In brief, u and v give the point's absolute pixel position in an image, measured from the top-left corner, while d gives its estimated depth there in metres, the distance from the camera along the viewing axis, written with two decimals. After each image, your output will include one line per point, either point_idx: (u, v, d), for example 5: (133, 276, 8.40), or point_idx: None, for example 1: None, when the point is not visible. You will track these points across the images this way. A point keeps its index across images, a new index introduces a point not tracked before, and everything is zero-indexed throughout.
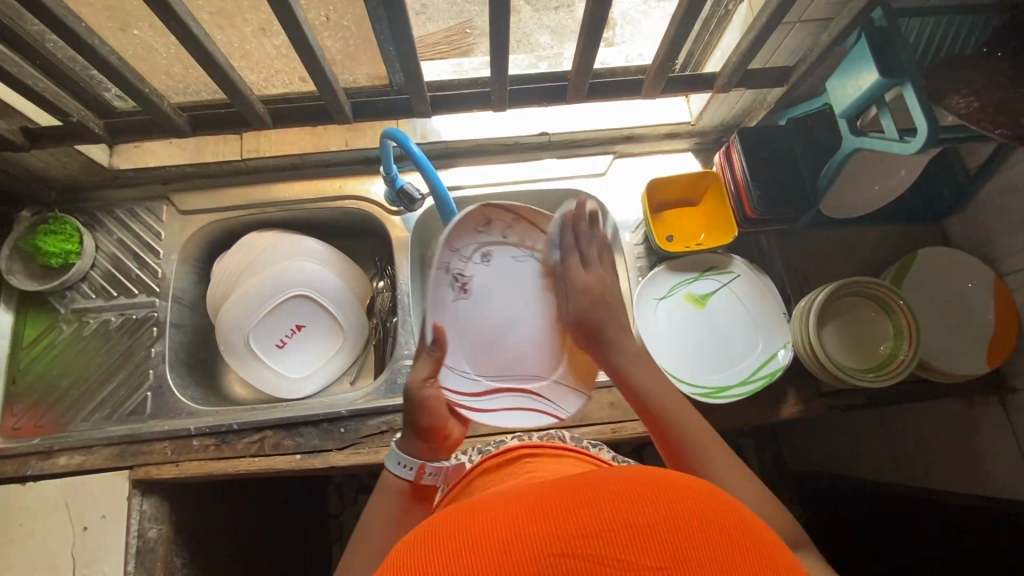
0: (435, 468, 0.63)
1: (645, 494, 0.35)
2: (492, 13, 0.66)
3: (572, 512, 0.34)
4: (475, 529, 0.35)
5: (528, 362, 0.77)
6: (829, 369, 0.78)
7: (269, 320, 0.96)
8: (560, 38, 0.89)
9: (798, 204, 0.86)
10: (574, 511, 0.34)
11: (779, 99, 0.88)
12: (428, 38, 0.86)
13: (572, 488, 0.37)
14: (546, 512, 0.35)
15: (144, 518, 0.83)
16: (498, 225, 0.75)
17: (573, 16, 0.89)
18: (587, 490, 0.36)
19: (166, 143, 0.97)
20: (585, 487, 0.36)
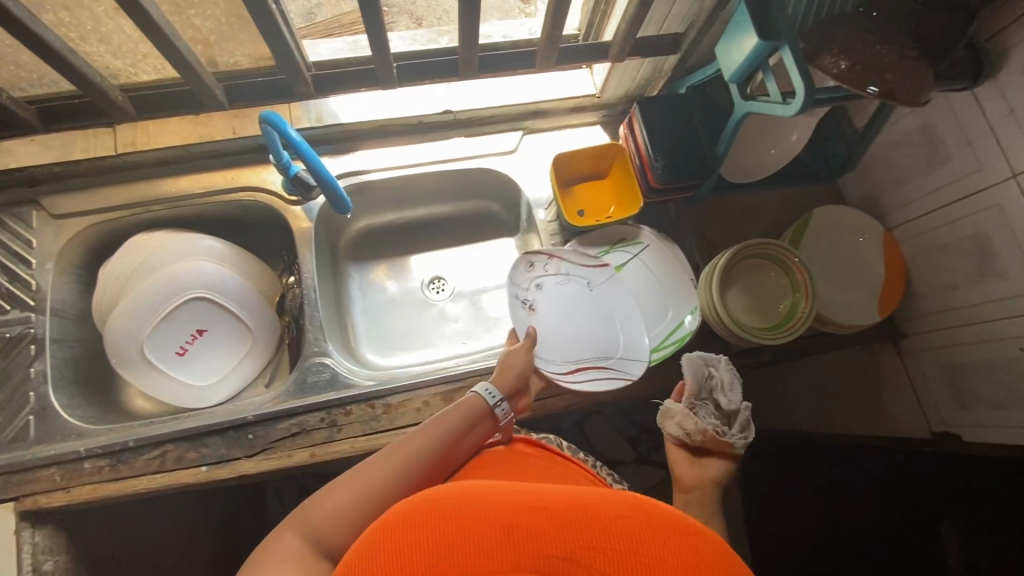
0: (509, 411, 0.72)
1: (645, 518, 0.41)
2: None
3: (580, 526, 0.39)
4: (495, 516, 0.40)
5: (595, 343, 0.85)
6: (731, 330, 0.81)
7: (165, 326, 0.90)
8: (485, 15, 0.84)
9: (701, 171, 0.87)
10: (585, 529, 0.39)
11: (675, 67, 0.89)
12: (348, 16, 0.81)
13: (577, 500, 0.42)
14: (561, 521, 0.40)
15: (38, 551, 0.78)
16: (544, 261, 0.89)
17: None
18: (591, 507, 0.41)
19: (27, 141, 0.88)
20: (589, 505, 0.42)
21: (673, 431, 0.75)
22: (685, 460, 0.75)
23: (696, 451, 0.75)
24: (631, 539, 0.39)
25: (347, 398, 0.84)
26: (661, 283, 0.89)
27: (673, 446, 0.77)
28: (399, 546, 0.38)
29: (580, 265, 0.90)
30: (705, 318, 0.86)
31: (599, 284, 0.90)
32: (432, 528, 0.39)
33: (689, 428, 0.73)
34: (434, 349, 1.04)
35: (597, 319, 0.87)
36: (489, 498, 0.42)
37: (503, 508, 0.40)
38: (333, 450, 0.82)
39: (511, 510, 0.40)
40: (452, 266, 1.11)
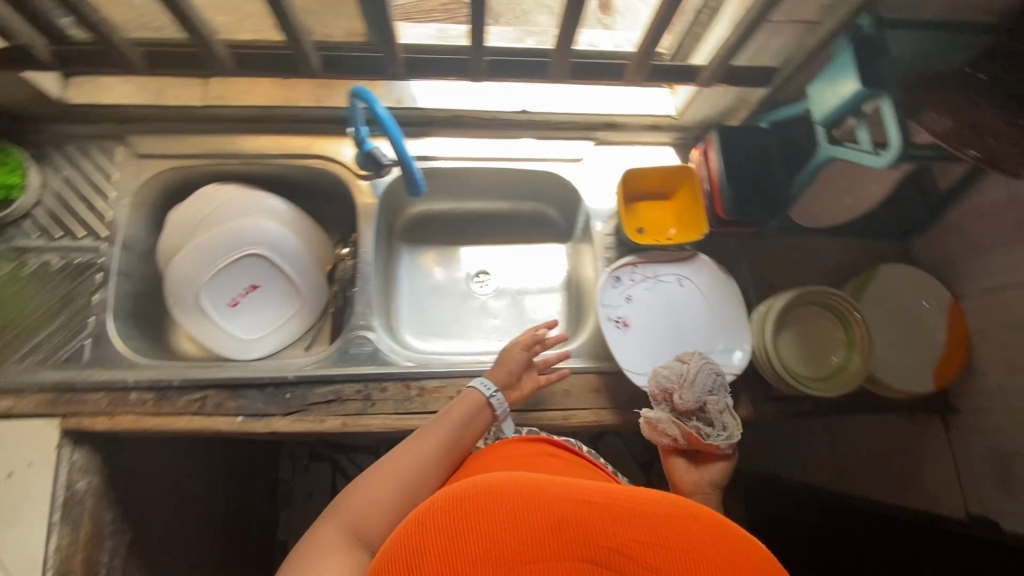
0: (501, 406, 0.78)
1: (695, 518, 0.38)
2: None
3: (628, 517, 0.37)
4: (539, 507, 0.37)
5: (693, 344, 0.85)
6: (781, 375, 0.80)
7: (222, 277, 0.93)
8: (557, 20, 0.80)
9: (770, 210, 0.86)
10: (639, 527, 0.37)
11: (761, 100, 0.88)
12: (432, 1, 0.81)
13: (626, 496, 0.39)
14: (612, 518, 0.37)
15: (75, 469, 0.81)
16: (629, 271, 0.89)
17: None
18: (644, 506, 0.39)
19: (125, 81, 0.92)
20: (636, 499, 0.39)
21: (662, 439, 0.74)
22: (683, 467, 0.75)
23: (691, 457, 0.75)
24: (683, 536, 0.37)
25: (385, 374, 0.86)
26: (714, 312, 0.88)
27: (668, 455, 0.77)
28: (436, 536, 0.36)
29: (669, 267, 0.90)
30: (756, 358, 0.85)
31: (690, 278, 0.89)
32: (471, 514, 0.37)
33: (673, 433, 0.73)
34: (471, 341, 1.05)
35: (691, 318, 0.87)
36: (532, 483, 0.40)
37: (549, 499, 0.38)
38: (365, 423, 0.83)
39: (556, 498, 0.38)
40: (500, 262, 1.11)
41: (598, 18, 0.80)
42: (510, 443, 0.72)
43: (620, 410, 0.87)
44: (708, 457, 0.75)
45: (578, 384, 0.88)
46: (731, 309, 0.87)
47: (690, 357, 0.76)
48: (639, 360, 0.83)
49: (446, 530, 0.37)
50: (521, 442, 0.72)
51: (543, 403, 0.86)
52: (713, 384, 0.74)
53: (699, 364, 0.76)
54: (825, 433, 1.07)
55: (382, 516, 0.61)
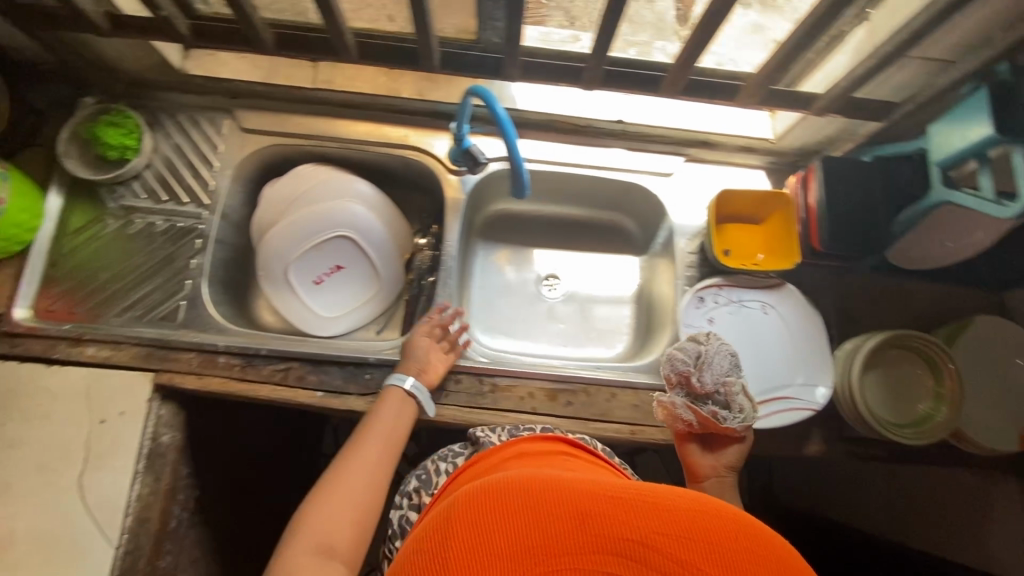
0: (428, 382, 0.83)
1: (714, 512, 0.40)
2: None
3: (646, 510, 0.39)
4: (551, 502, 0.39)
5: (771, 374, 0.85)
6: (864, 417, 0.79)
7: (311, 254, 0.96)
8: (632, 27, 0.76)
9: (865, 246, 0.85)
10: (656, 517, 0.38)
11: (870, 134, 0.87)
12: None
13: (643, 490, 0.41)
14: (628, 509, 0.39)
15: (160, 423, 0.85)
16: (714, 292, 0.88)
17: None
18: (659, 497, 0.40)
19: (240, 57, 0.95)
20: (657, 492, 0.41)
21: (678, 425, 0.74)
22: (699, 451, 0.76)
23: (706, 441, 0.76)
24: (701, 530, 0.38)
25: (460, 367, 0.88)
26: (796, 344, 0.86)
27: (682, 441, 0.77)
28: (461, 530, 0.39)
29: (753, 293, 0.89)
30: (837, 395, 0.84)
31: (774, 306, 0.88)
32: (482, 510, 0.39)
33: (689, 418, 0.72)
34: (536, 343, 1.06)
35: (770, 348, 0.86)
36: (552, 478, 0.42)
37: (562, 494, 0.40)
38: (436, 412, 0.85)
39: (579, 494, 0.40)
40: (571, 267, 1.11)
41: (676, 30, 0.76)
42: (516, 442, 0.68)
43: None
44: (722, 441, 0.76)
45: (648, 400, 0.88)
46: (813, 344, 0.86)
47: (709, 338, 0.72)
48: None
49: (468, 520, 0.39)
50: (532, 439, 0.68)
51: (611, 415, 0.86)
52: (730, 367, 0.72)
53: (713, 346, 0.72)
54: (886, 480, 1.04)
55: (346, 524, 0.64)
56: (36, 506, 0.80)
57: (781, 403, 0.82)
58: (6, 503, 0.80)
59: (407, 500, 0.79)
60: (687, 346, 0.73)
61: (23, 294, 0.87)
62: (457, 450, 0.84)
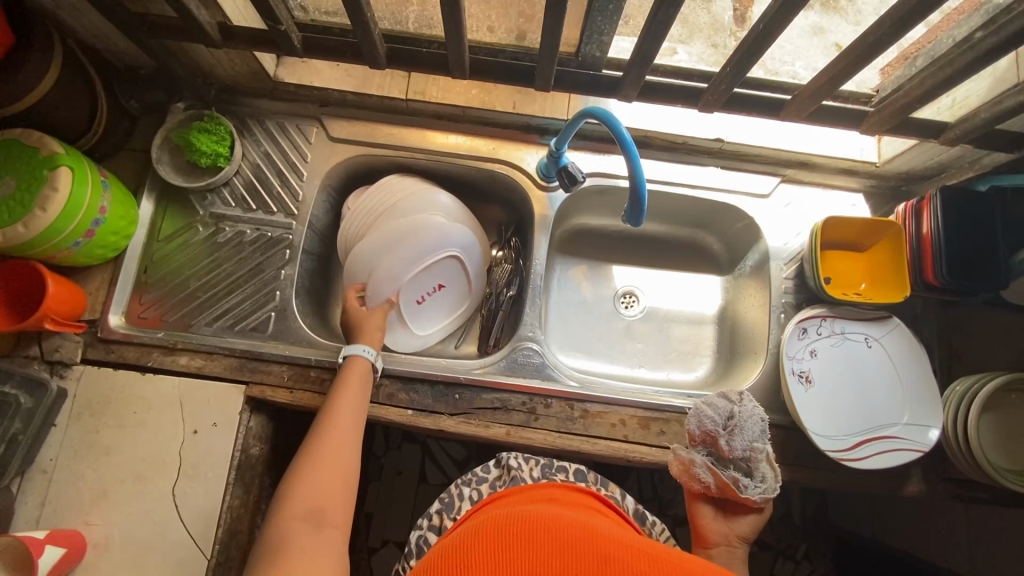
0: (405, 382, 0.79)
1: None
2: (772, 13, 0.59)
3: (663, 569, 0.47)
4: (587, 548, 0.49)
5: (877, 411, 0.81)
6: (983, 465, 0.75)
7: (419, 274, 0.94)
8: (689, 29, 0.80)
9: (986, 281, 0.80)
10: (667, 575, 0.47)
11: (995, 164, 0.82)
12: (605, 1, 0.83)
13: (666, 554, 0.50)
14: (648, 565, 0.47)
15: (250, 435, 0.84)
16: (817, 324, 0.85)
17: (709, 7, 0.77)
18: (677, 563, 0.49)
19: (333, 65, 0.94)
20: (673, 559, 0.49)
21: (695, 484, 0.70)
22: (710, 515, 0.70)
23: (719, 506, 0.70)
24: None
25: (551, 391, 0.86)
26: (902, 380, 0.83)
27: (693, 500, 0.71)
28: (507, 555, 0.48)
29: (855, 325, 0.85)
30: (947, 439, 0.80)
31: (879, 339, 0.85)
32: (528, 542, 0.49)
33: (708, 480, 0.68)
34: (614, 362, 1.03)
35: (874, 383, 0.83)
36: (583, 534, 0.51)
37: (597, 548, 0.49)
38: (527, 436, 0.84)
39: (605, 548, 0.49)
40: (649, 285, 1.09)
41: (733, 32, 0.78)
42: (546, 487, 0.68)
43: (786, 466, 0.84)
44: (737, 507, 0.70)
45: None
46: (919, 380, 0.83)
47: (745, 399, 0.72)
48: (817, 420, 0.80)
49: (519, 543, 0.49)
50: (563, 491, 0.68)
51: None
52: (758, 435, 0.70)
53: (745, 408, 0.71)
54: None
55: (339, 490, 0.65)
56: (133, 515, 0.80)
57: (885, 443, 0.79)
58: (103, 510, 0.80)
59: (427, 519, 0.76)
60: (718, 404, 0.72)
61: (117, 300, 0.87)
62: (482, 475, 0.79)
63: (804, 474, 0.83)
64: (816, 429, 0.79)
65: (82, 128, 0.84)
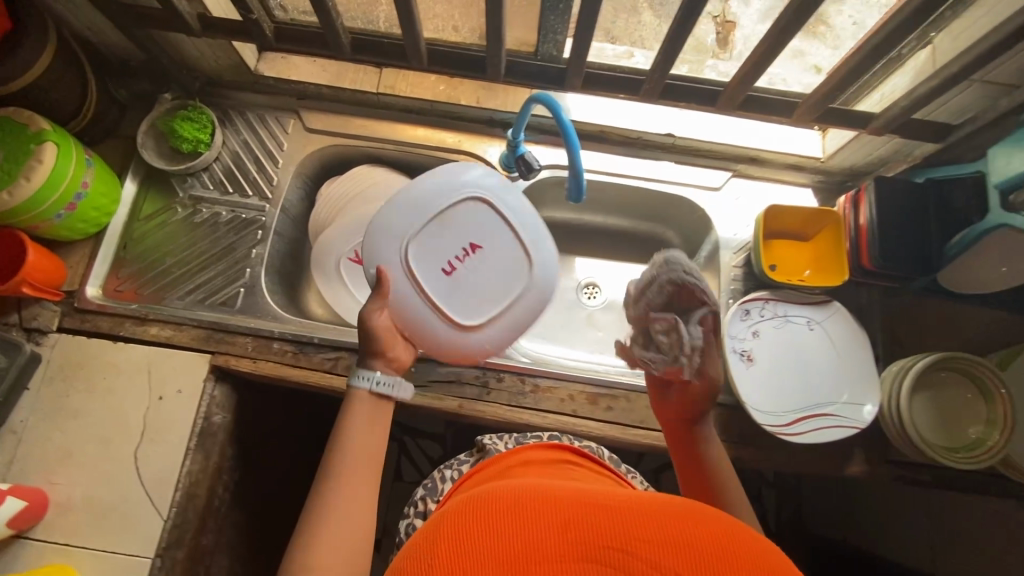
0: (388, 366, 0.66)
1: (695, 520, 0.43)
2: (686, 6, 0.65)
3: (630, 514, 0.42)
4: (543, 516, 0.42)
5: (815, 390, 0.84)
6: (914, 439, 0.77)
7: (433, 226, 0.73)
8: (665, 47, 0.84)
9: (915, 267, 0.84)
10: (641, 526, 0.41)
11: (926, 156, 0.87)
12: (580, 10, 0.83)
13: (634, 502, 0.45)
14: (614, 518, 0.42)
15: (213, 403, 0.88)
16: (760, 306, 0.88)
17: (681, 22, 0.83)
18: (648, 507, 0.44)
19: (310, 61, 1.00)
20: (637, 503, 0.45)
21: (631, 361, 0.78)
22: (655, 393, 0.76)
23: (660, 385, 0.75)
24: (678, 532, 0.41)
25: (503, 366, 0.89)
26: (842, 362, 0.86)
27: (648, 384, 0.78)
28: (460, 535, 0.42)
29: (798, 309, 0.89)
30: (883, 416, 0.82)
31: (820, 323, 0.88)
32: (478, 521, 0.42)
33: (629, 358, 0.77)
34: (575, 349, 1.07)
35: (814, 365, 0.86)
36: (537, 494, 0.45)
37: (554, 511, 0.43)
38: (479, 408, 0.87)
39: (563, 505, 0.43)
40: (612, 276, 1.13)
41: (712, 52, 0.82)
42: (523, 450, 0.72)
43: (730, 444, 0.86)
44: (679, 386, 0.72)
45: None
46: (858, 363, 0.86)
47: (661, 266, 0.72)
48: (755, 397, 0.83)
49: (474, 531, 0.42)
50: (540, 448, 0.73)
51: (651, 423, 0.87)
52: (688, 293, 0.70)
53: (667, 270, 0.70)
54: None
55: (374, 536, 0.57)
56: (97, 476, 0.83)
57: (822, 420, 0.82)
58: (67, 470, 0.83)
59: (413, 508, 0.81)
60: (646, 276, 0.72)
61: (96, 272, 0.92)
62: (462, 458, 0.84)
63: (747, 452, 0.85)
64: (755, 405, 0.82)
65: (71, 112, 0.90)
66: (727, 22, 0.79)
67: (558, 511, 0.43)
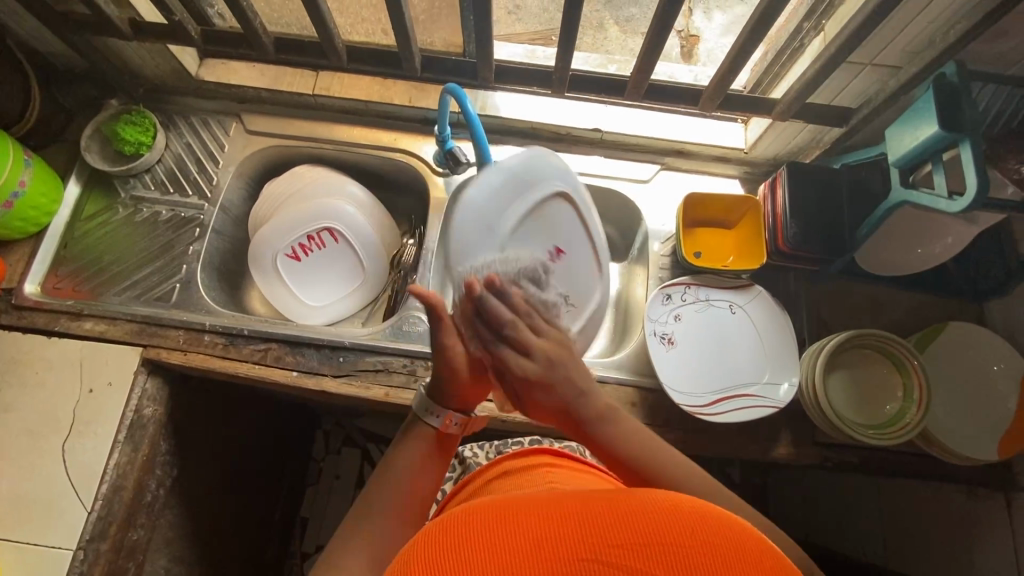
0: (460, 417, 0.62)
1: (669, 508, 0.38)
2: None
3: (604, 519, 0.37)
4: (495, 532, 0.37)
5: (734, 372, 0.85)
6: (827, 414, 0.78)
7: (290, 229, 1.00)
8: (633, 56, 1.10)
9: (828, 248, 0.86)
10: (605, 525, 0.37)
11: (835, 141, 0.89)
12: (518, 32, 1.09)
13: (602, 500, 0.40)
14: (580, 519, 0.37)
15: (145, 396, 0.89)
16: (682, 290, 0.90)
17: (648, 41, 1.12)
18: (616, 505, 0.39)
19: (249, 66, 1.04)
20: (613, 503, 0.39)
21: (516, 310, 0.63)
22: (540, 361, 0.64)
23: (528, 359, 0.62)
24: (657, 532, 0.36)
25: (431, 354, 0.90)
26: (763, 344, 0.87)
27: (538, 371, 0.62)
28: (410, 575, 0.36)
29: (723, 294, 0.90)
30: (802, 395, 0.83)
31: (742, 306, 0.89)
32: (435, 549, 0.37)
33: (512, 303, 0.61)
34: None
35: (736, 348, 0.87)
36: (504, 511, 0.40)
37: (513, 521, 0.38)
38: (407, 396, 0.88)
39: (520, 520, 0.38)
40: None
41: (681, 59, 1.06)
42: (504, 460, 0.72)
43: (655, 428, 0.86)
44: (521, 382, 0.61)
45: (615, 394, 0.89)
46: (780, 344, 0.86)
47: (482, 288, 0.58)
48: (674, 379, 0.84)
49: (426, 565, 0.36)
50: (521, 457, 0.72)
51: None
52: (513, 274, 0.61)
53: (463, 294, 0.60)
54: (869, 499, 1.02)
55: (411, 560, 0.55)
56: (25, 468, 0.84)
57: (741, 402, 0.83)
58: None
59: None
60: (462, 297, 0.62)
61: (34, 271, 0.94)
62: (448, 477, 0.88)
63: (672, 435, 0.86)
64: (674, 386, 0.84)
65: (15, 117, 0.93)
66: (692, 37, 1.05)
67: (525, 526, 0.37)
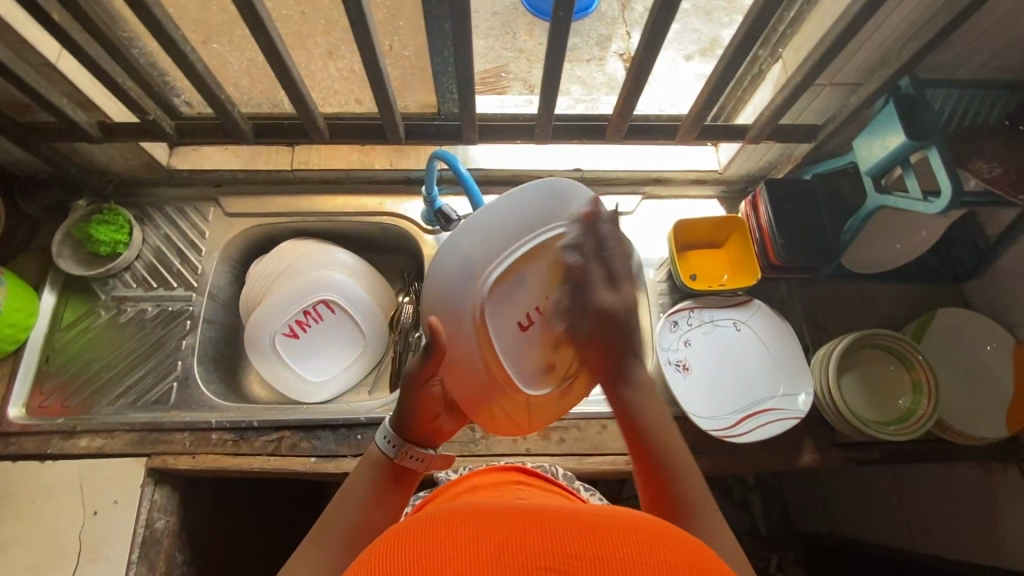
0: (420, 453, 0.55)
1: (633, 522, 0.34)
2: (548, 58, 0.71)
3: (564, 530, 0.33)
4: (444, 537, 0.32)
5: (751, 389, 0.87)
6: (845, 416, 0.80)
7: (284, 308, 0.98)
8: (589, 90, 1.17)
9: (820, 256, 0.89)
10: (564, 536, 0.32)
11: (806, 155, 0.93)
12: None
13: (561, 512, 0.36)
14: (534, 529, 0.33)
15: (154, 508, 0.84)
16: (686, 316, 0.92)
17: (599, 70, 1.21)
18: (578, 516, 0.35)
19: (222, 149, 1.02)
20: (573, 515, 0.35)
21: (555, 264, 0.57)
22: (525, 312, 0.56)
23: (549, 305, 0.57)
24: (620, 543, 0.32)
25: None
26: (773, 357, 0.89)
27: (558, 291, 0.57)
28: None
29: (729, 313, 0.93)
30: (819, 401, 0.85)
31: (746, 322, 0.92)
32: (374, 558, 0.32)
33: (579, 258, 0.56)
34: None
35: (749, 364, 0.89)
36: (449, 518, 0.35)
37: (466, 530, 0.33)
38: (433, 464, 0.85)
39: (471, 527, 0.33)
40: None
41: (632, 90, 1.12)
42: (474, 476, 0.62)
43: None
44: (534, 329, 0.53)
45: None
46: (789, 355, 0.88)
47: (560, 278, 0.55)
48: (695, 404, 0.85)
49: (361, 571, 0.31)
50: (487, 475, 0.62)
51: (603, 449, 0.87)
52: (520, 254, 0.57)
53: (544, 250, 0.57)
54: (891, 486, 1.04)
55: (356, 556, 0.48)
56: None
57: (763, 418, 0.84)
58: None
59: None
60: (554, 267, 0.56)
61: (17, 393, 0.89)
62: None
63: (702, 460, 0.86)
64: (697, 411, 0.85)
65: None
66: None
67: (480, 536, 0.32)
